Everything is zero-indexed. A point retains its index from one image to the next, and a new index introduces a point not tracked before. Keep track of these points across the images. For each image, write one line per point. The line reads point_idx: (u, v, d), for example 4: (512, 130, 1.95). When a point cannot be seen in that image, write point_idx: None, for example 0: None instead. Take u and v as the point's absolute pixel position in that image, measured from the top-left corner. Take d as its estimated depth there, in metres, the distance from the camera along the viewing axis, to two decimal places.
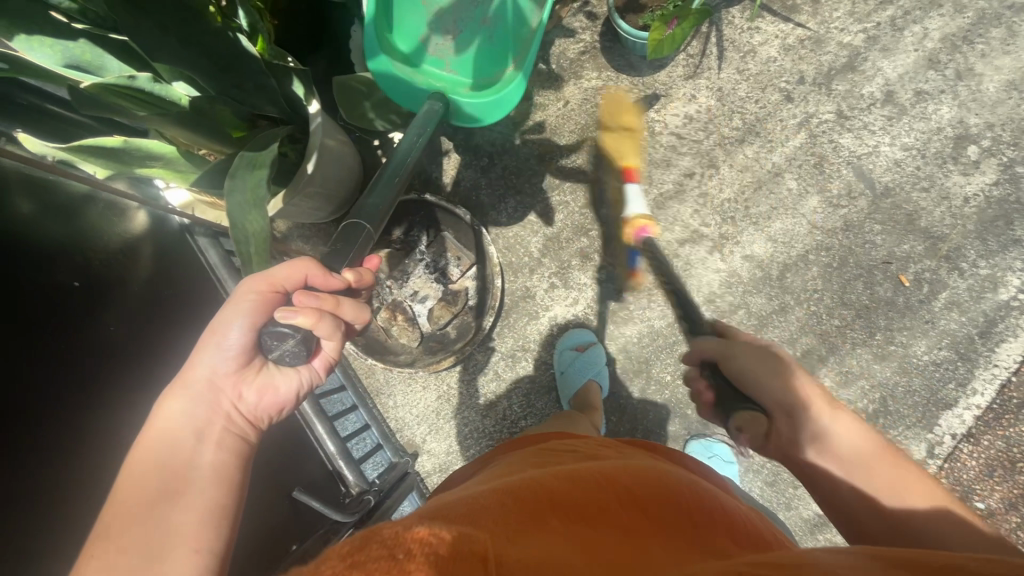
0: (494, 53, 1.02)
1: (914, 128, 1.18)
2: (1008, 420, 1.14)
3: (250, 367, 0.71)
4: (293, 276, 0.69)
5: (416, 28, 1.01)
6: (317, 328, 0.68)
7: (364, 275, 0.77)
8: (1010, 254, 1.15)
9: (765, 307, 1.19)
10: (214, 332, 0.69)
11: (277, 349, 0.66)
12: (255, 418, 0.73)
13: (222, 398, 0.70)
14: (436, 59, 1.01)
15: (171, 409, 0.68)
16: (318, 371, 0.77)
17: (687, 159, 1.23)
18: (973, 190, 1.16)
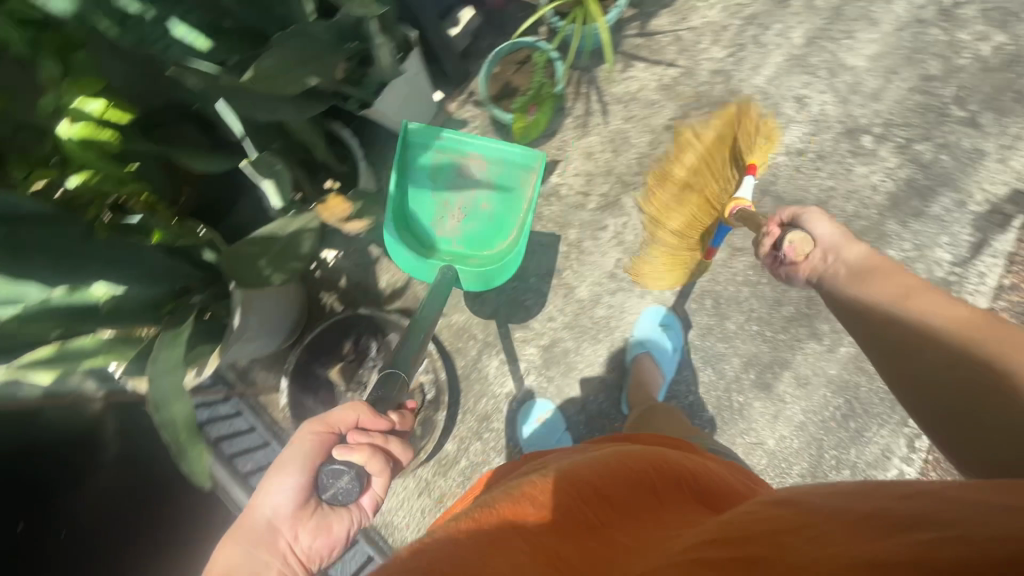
0: (490, 232, 1.18)
1: (806, 129, 1.20)
2: None
3: (306, 507, 0.72)
4: (348, 417, 0.75)
5: (428, 217, 1.19)
6: (368, 464, 0.72)
7: (405, 415, 0.81)
8: (932, 231, 1.14)
9: (705, 335, 1.22)
10: (274, 470, 0.73)
11: (330, 489, 0.70)
12: (308, 559, 0.72)
13: (278, 539, 0.70)
14: (447, 237, 1.18)
15: (229, 553, 0.70)
16: (367, 508, 0.78)
17: (596, 212, 1.27)
18: (878, 177, 1.17)
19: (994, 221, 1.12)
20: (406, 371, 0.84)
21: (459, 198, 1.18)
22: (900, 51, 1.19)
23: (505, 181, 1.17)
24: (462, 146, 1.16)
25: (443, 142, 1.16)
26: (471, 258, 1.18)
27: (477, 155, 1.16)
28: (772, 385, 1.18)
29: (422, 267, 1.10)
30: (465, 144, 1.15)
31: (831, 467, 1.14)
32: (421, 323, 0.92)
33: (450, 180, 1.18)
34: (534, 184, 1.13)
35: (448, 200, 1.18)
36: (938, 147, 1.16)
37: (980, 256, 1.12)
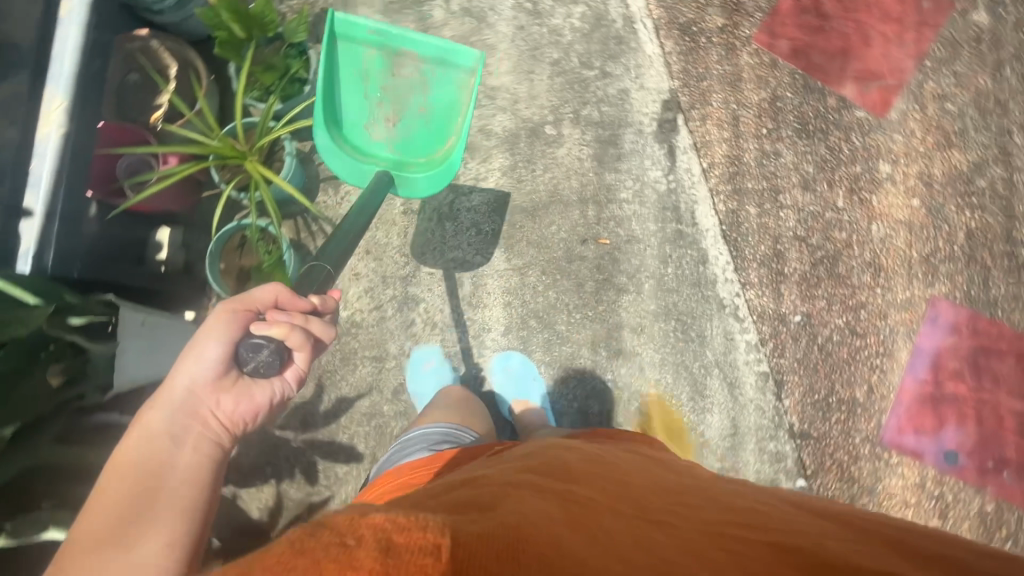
0: (427, 136, 1.16)
1: (504, 148, 1.35)
2: (748, 250, 1.30)
3: (226, 378, 0.71)
4: (265, 297, 0.74)
5: (364, 118, 1.15)
6: (290, 339, 0.72)
7: (330, 299, 0.80)
8: (636, 162, 1.34)
9: (549, 348, 1.29)
10: (194, 346, 0.69)
11: (251, 362, 0.70)
12: (232, 424, 0.71)
13: (201, 407, 0.68)
14: (380, 142, 1.16)
15: (156, 415, 0.67)
16: (292, 382, 0.76)
17: (397, 315, 1.31)
18: (575, 148, 1.35)
19: (667, 130, 1.35)
20: (332, 265, 0.94)
21: (409, 82, 1.15)
22: (524, 54, 1.39)
23: (438, 82, 1.16)
24: (397, 40, 1.13)
25: (366, 33, 1.12)
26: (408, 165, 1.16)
27: (412, 51, 1.14)
28: (622, 347, 1.29)
29: (355, 171, 1.13)
30: (390, 37, 1.12)
31: (704, 376, 1.28)
32: (347, 228, 1.01)
33: (388, 75, 1.15)
34: (472, 82, 1.14)
35: (387, 96, 1.15)
36: (597, 102, 1.37)
37: (676, 158, 1.34)
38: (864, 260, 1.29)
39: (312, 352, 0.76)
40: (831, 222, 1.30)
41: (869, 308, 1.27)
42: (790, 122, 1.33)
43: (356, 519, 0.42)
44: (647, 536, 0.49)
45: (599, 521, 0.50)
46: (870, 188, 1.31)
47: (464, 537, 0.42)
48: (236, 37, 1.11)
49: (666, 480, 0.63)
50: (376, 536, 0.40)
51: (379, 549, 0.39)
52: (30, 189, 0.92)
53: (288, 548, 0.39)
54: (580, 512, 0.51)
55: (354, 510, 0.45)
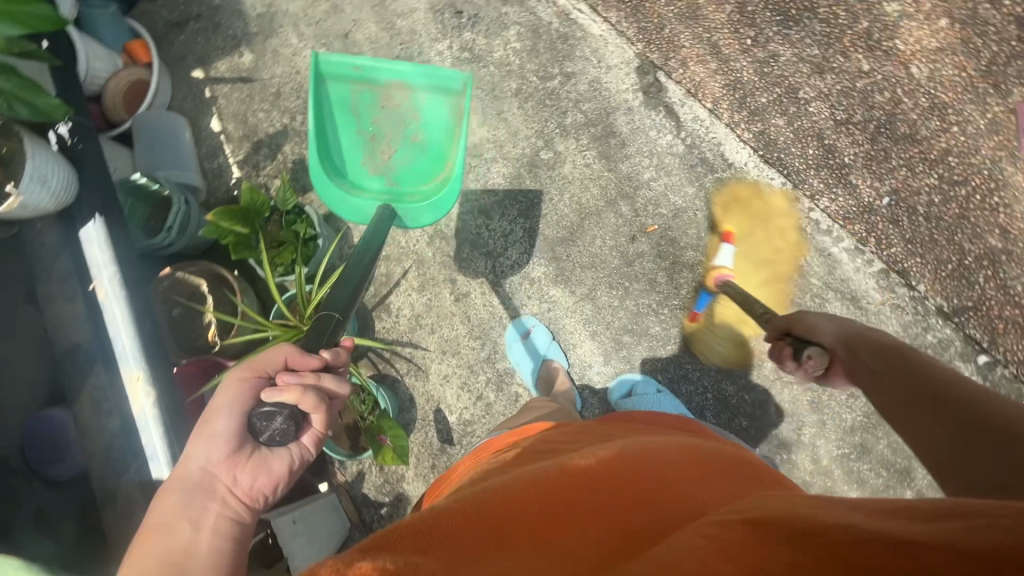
0: (425, 164, 1.16)
1: (514, 194, 1.32)
2: (797, 161, 1.21)
3: (242, 451, 0.69)
4: (274, 360, 0.75)
5: (359, 153, 1.16)
6: (302, 402, 0.71)
7: (341, 353, 0.82)
8: (640, 138, 1.28)
9: (654, 353, 1.23)
10: (205, 423, 0.69)
11: (266, 432, 0.70)
12: (250, 499, 0.68)
13: (216, 484, 0.67)
14: (378, 175, 1.16)
15: (170, 502, 0.65)
16: (308, 447, 0.74)
17: (498, 396, 1.29)
18: (577, 157, 1.30)
19: (655, 93, 1.28)
20: (338, 310, 0.92)
21: (398, 116, 1.16)
22: (486, 99, 1.36)
23: (429, 109, 1.16)
24: (383, 74, 1.13)
25: (351, 74, 1.13)
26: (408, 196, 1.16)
27: (398, 82, 1.14)
28: (723, 317, 1.22)
29: (353, 207, 1.12)
30: (375, 73, 1.12)
31: (821, 303, 1.18)
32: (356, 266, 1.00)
33: (378, 110, 1.16)
34: (463, 103, 1.13)
35: (381, 130, 1.16)
36: (574, 104, 1.32)
37: (678, 114, 1.27)
38: (923, 107, 1.16)
39: (329, 411, 0.76)
40: (868, 88, 1.18)
41: (955, 152, 1.14)
42: (771, 18, 1.23)
43: None
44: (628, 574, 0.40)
45: None
46: (889, 35, 1.18)
47: None
48: (242, 235, 1.13)
49: (655, 513, 0.53)
50: None
51: None
52: (152, 464, 0.95)
53: None
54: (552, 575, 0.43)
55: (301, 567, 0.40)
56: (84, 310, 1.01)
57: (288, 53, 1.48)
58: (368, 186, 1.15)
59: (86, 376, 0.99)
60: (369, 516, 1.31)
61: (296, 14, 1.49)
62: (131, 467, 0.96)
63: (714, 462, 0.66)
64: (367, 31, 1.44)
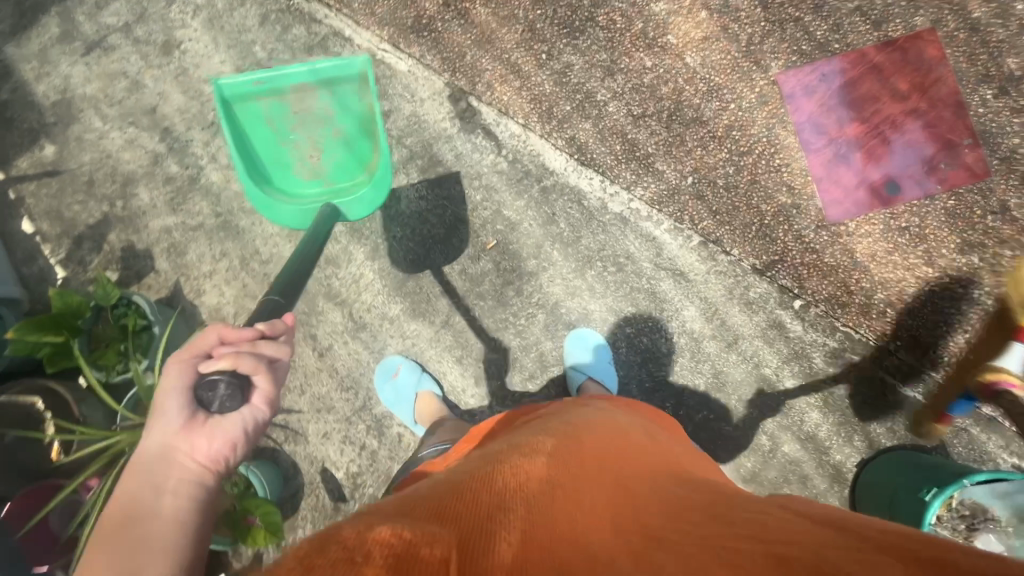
0: (355, 156, 1.16)
1: (356, 238, 1.32)
2: (607, 159, 1.30)
3: (195, 420, 0.70)
4: (209, 340, 0.73)
5: (287, 165, 1.14)
6: (240, 365, 0.70)
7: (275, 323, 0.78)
8: (465, 162, 1.32)
9: (520, 363, 1.28)
10: (156, 401, 0.70)
11: (214, 401, 0.69)
12: (214, 460, 0.70)
13: (176, 454, 0.69)
14: (313, 180, 1.15)
15: (132, 475, 0.68)
16: (262, 409, 0.73)
17: (381, 440, 1.29)
18: (410, 191, 1.33)
19: (470, 117, 1.33)
20: (281, 295, 0.92)
21: (314, 120, 1.13)
22: None
23: (342, 106, 1.13)
24: (282, 82, 1.08)
25: (252, 90, 1.07)
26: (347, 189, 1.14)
27: (298, 85, 1.09)
28: (575, 315, 1.28)
29: (302, 217, 1.10)
30: (277, 84, 1.08)
31: (656, 283, 1.27)
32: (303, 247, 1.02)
33: (292, 116, 1.12)
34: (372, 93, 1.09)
35: (301, 135, 1.13)
36: (396, 140, 1.34)
37: (495, 134, 1.32)
38: (702, 92, 1.28)
39: (273, 375, 0.74)
40: (655, 83, 1.29)
41: (736, 126, 1.27)
42: (559, 32, 1.32)
43: (361, 534, 0.44)
44: (644, 550, 0.49)
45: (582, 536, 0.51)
46: (662, 32, 1.30)
47: (458, 551, 0.45)
48: (60, 343, 1.06)
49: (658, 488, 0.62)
50: (379, 552, 0.41)
51: (387, 562, 0.40)
52: None
53: (299, 564, 0.40)
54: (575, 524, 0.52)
55: (362, 523, 0.47)
56: None
57: (93, 138, 1.40)
58: (308, 194, 1.14)
59: None
60: None
61: (94, 95, 1.42)
62: None
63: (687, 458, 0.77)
64: (175, 102, 1.40)
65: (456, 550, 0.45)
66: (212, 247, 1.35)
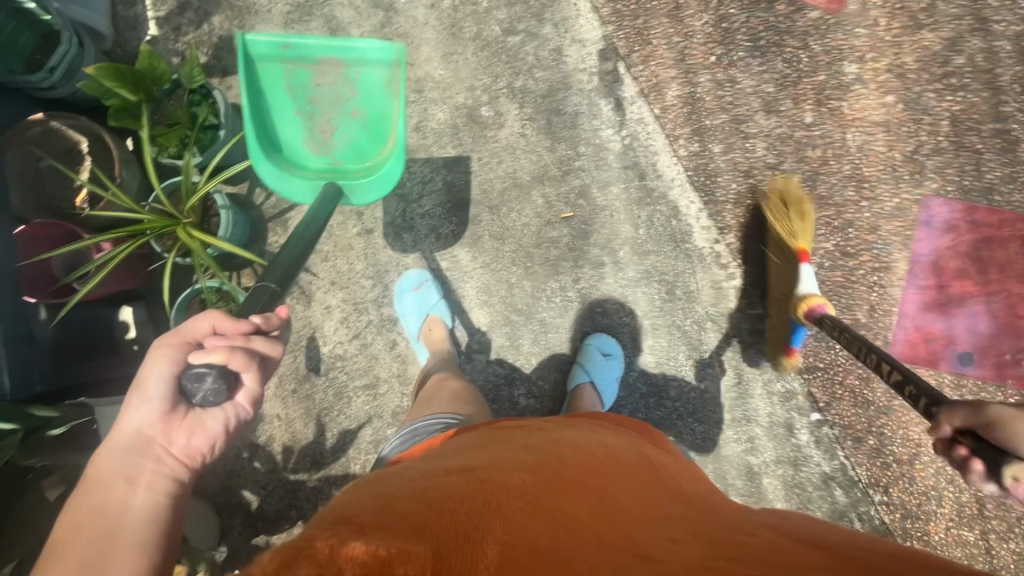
0: (369, 139, 1.14)
1: (446, 143, 1.26)
2: (718, 192, 1.22)
3: (175, 411, 0.72)
4: (200, 326, 0.74)
5: (299, 134, 1.13)
6: (231, 360, 0.72)
7: (274, 316, 0.79)
8: (584, 124, 1.25)
9: (535, 337, 1.25)
10: (138, 388, 0.71)
11: (198, 391, 0.71)
12: (189, 458, 0.73)
13: (152, 445, 0.71)
14: (322, 157, 1.14)
15: (107, 459, 0.70)
16: (243, 405, 0.74)
17: (377, 339, 1.28)
18: (518, 124, 1.26)
19: (611, 82, 1.24)
20: (275, 280, 0.93)
21: (335, 98, 1.13)
22: (443, 34, 1.27)
23: (368, 87, 1.13)
24: (315, 50, 1.11)
25: (281, 52, 1.10)
26: (354, 173, 1.14)
27: (331, 58, 1.12)
28: (609, 320, 1.24)
29: (301, 190, 1.11)
30: (305, 50, 1.10)
31: (700, 331, 1.23)
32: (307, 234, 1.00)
33: (313, 88, 1.13)
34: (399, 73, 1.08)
35: (319, 108, 1.13)
36: (530, 68, 1.25)
37: (625, 110, 1.24)
38: (844, 174, 1.20)
39: (262, 370, 0.76)
40: (805, 141, 1.20)
41: (858, 225, 1.19)
42: (741, 42, 1.21)
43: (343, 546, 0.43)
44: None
45: (576, 563, 0.49)
46: (839, 95, 1.20)
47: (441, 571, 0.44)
48: (130, 101, 1.02)
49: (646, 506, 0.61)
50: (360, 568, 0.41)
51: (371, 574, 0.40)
52: None
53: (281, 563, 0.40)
54: (562, 543, 0.51)
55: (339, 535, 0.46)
56: None
57: None
58: (312, 167, 1.13)
59: None
60: None
61: None
62: None
63: (679, 473, 0.74)
64: None
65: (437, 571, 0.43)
66: None
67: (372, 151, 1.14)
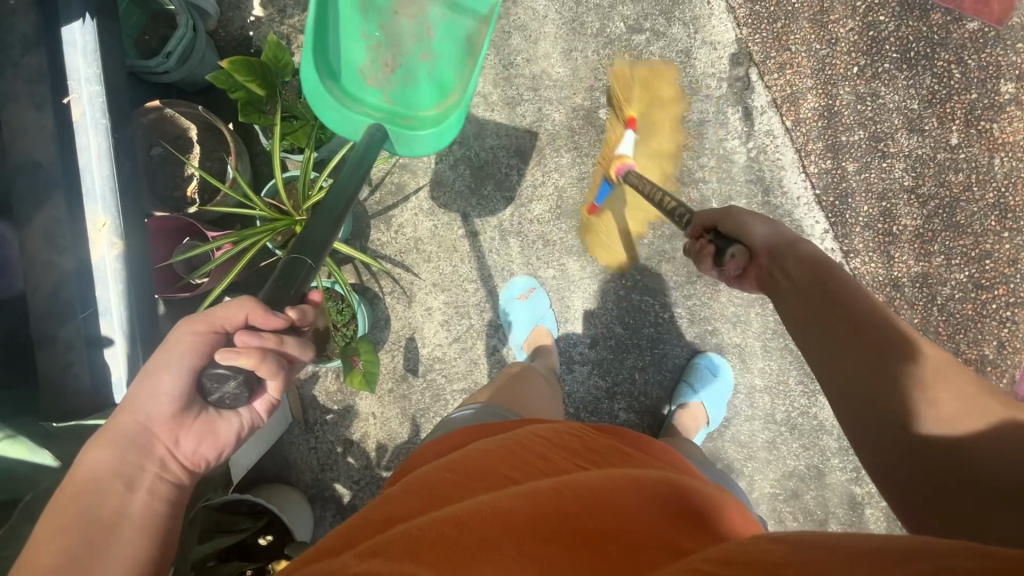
0: (432, 87, 1.06)
1: (562, 147, 1.23)
2: (847, 213, 1.16)
3: (186, 412, 0.66)
4: (233, 318, 0.66)
5: (360, 60, 1.03)
6: (260, 368, 0.64)
7: (309, 312, 0.71)
8: (709, 133, 1.19)
9: (641, 352, 1.23)
10: (151, 377, 0.65)
11: (216, 393, 0.64)
12: (192, 461, 0.68)
13: (156, 444, 0.65)
14: (376, 91, 1.04)
15: (104, 454, 0.64)
16: (259, 411, 0.71)
17: (478, 344, 1.27)
18: (638, 131, 1.21)
19: (742, 89, 1.18)
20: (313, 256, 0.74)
21: (408, 33, 1.06)
22: (564, 28, 1.22)
23: (446, 30, 1.07)
24: None
25: None
26: (404, 117, 1.04)
27: None
28: (718, 339, 1.22)
29: (348, 120, 0.98)
30: None
31: None
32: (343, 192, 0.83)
33: (389, 17, 1.05)
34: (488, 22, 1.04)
35: (388, 37, 1.05)
36: (655, 70, 1.20)
37: (754, 120, 1.18)
38: (987, 202, 1.12)
39: (288, 377, 0.70)
40: (947, 164, 1.13)
41: (996, 256, 1.13)
42: (888, 53, 1.14)
43: None
44: None
45: None
46: (991, 115, 1.11)
47: None
48: (255, 95, 0.98)
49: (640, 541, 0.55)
50: None
51: None
52: (102, 318, 0.88)
53: None
54: None
55: None
56: (53, 124, 0.86)
57: None
58: (363, 98, 1.02)
59: (40, 201, 0.85)
60: (314, 418, 1.30)
61: None
62: (75, 311, 0.87)
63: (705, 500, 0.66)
64: None
65: None
66: None
67: (431, 102, 1.06)
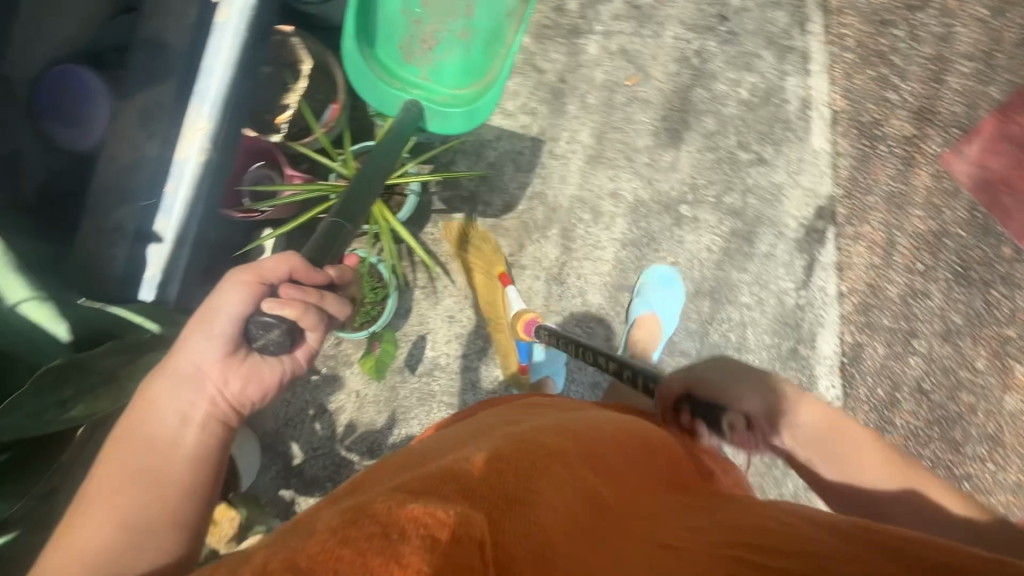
0: (468, 66, 1.09)
1: (631, 220, 1.27)
2: (863, 389, 1.21)
3: (237, 355, 0.64)
4: (279, 271, 0.65)
5: (397, 35, 1.06)
6: (304, 320, 0.64)
7: (346, 274, 0.75)
8: (769, 266, 1.24)
9: None
10: (202, 319, 0.62)
11: (260, 339, 0.62)
12: (242, 405, 0.65)
13: (207, 384, 0.62)
14: (414, 67, 1.08)
15: (159, 390, 0.60)
16: (301, 358, 0.69)
17: (482, 367, 1.27)
18: (708, 239, 1.25)
19: (813, 240, 1.23)
20: (350, 223, 0.80)
21: (442, 12, 1.06)
22: (677, 117, 1.27)
23: (483, 6, 1.06)
24: None
25: None
26: (439, 97, 1.08)
27: None
28: None
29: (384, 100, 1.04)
30: None
31: None
32: (382, 164, 0.89)
33: None
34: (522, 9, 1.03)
35: (425, 12, 1.06)
36: (744, 191, 1.25)
37: (814, 273, 1.23)
38: (985, 431, 1.19)
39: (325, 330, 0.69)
40: (964, 382, 1.19)
41: (976, 482, 1.19)
42: (951, 264, 1.20)
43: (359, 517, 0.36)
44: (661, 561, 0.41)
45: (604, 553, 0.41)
46: (1019, 357, 1.18)
47: (498, 540, 0.36)
48: None
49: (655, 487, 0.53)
50: (414, 530, 0.33)
51: (429, 543, 0.33)
52: (162, 213, 0.86)
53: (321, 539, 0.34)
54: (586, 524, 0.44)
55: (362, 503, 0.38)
56: (195, 16, 0.87)
57: None
58: (400, 77, 1.07)
59: (150, 81, 0.85)
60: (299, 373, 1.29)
61: None
62: (135, 197, 0.84)
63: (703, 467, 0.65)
64: None
65: (493, 537, 0.37)
66: (529, 99, 1.28)
67: (467, 83, 1.10)
